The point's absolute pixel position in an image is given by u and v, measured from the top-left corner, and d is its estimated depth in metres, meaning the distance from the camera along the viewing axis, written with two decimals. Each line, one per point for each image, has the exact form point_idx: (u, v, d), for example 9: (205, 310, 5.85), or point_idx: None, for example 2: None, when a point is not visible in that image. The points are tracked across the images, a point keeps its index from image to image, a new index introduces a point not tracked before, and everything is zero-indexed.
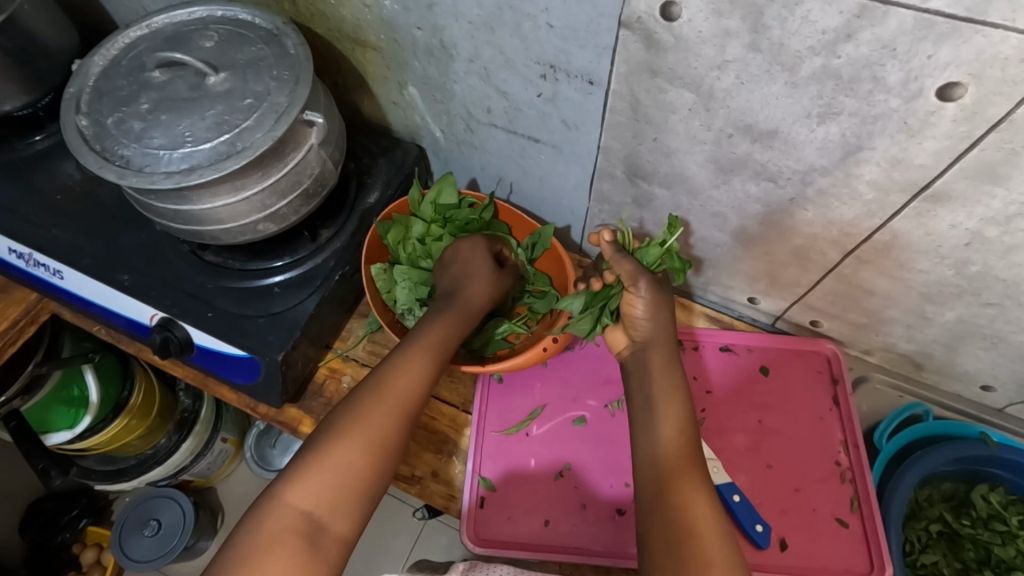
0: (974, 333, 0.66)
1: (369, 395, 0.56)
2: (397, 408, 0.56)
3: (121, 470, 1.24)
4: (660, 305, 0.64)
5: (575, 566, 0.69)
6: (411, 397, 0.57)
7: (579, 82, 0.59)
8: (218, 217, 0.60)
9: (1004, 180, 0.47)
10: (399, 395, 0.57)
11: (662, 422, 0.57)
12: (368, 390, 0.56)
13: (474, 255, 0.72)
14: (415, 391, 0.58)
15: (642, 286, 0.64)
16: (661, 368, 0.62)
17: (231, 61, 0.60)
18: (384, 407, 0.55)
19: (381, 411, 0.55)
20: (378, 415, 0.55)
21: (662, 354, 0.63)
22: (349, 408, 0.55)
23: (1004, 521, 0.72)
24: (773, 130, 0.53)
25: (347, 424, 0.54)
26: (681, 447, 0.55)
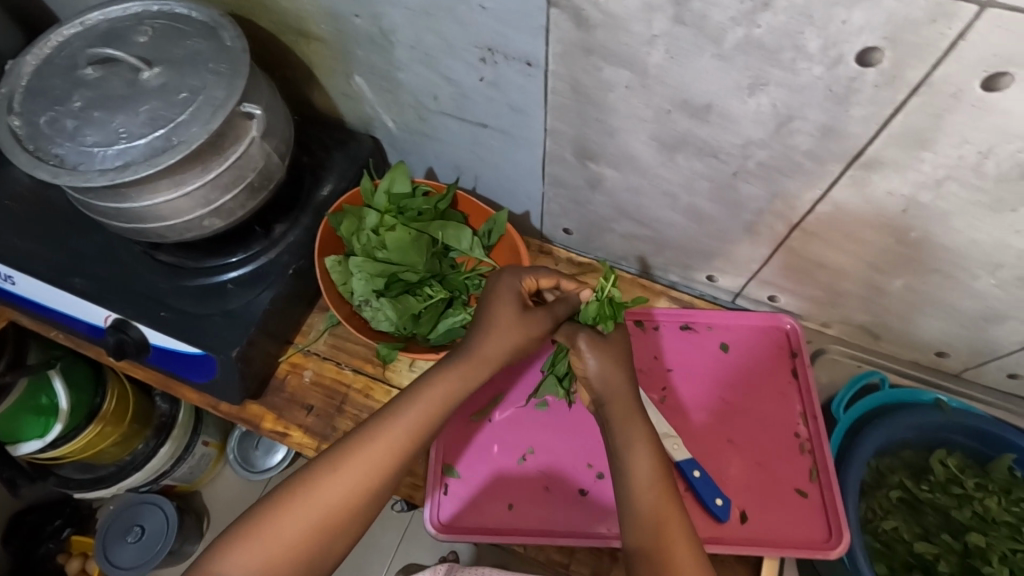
0: (924, 301, 0.66)
1: (340, 457, 0.53)
2: (362, 488, 0.53)
3: (99, 478, 1.20)
4: (610, 364, 0.60)
5: (539, 547, 0.69)
6: (375, 479, 0.54)
7: (518, 64, 0.59)
8: (160, 214, 0.60)
9: (931, 144, 0.47)
10: (374, 466, 0.54)
11: (632, 457, 0.57)
12: (342, 453, 0.54)
13: (501, 303, 0.61)
14: (381, 474, 0.54)
15: (581, 345, 0.61)
16: (624, 406, 0.59)
17: (167, 55, 0.60)
18: (353, 476, 0.53)
19: (345, 477, 0.53)
20: (341, 483, 0.52)
21: (619, 404, 0.59)
22: (323, 470, 0.53)
23: (961, 484, 0.73)
24: (708, 105, 0.53)
25: (300, 499, 0.52)
26: (658, 481, 0.56)
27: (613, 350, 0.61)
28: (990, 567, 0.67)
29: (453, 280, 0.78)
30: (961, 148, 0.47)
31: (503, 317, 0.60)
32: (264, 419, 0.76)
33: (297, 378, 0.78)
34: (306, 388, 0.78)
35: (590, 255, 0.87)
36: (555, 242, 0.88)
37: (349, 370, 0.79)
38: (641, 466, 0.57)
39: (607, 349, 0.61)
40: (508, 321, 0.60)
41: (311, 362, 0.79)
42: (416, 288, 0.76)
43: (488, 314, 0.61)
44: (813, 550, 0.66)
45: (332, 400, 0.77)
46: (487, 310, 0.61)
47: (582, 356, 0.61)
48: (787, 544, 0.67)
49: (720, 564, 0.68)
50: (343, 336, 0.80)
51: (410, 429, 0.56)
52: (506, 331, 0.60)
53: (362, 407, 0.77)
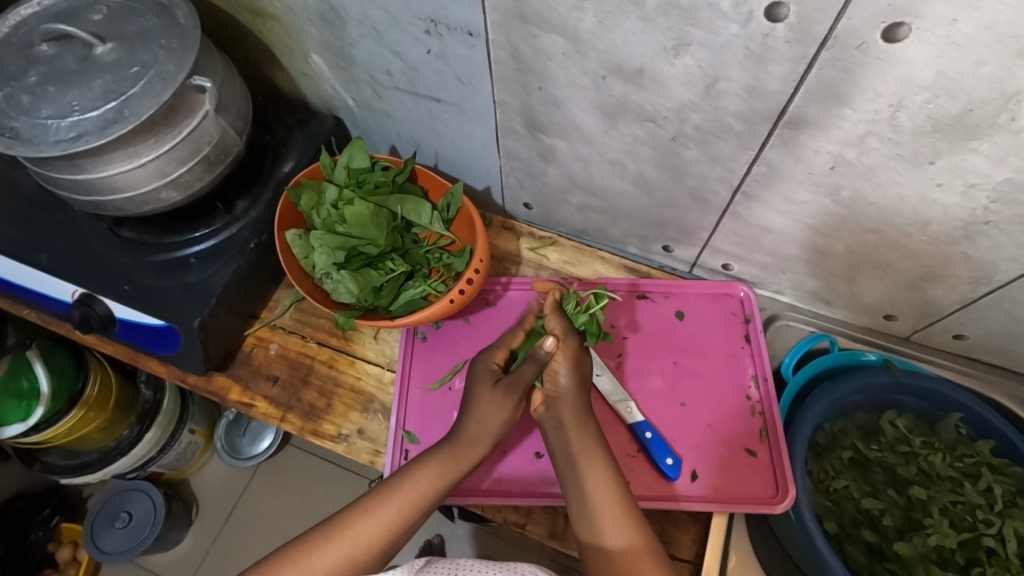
0: (865, 262, 0.68)
1: (337, 527, 0.57)
2: (353, 559, 0.56)
3: (83, 464, 1.15)
4: (579, 367, 0.64)
5: (496, 509, 0.71)
6: (367, 553, 0.56)
7: (461, 35, 0.60)
8: (117, 186, 0.62)
9: (846, 99, 0.50)
10: (369, 538, 0.57)
11: (590, 484, 0.58)
12: (341, 528, 0.57)
13: (484, 394, 0.64)
14: (373, 546, 0.57)
15: (569, 343, 0.65)
16: (577, 422, 0.62)
17: (120, 32, 0.61)
18: (345, 550, 0.56)
19: (334, 555, 0.56)
20: (333, 555, 0.55)
21: (573, 409, 0.62)
22: (319, 541, 0.56)
23: (908, 443, 0.75)
24: (639, 69, 0.55)
25: (295, 564, 0.55)
26: (618, 500, 0.57)
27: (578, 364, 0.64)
28: (931, 518, 0.69)
29: (415, 254, 0.77)
30: (874, 102, 0.49)
31: (487, 404, 0.63)
32: (230, 391, 0.78)
33: (263, 352, 0.80)
34: (271, 360, 0.80)
35: (551, 230, 0.89)
36: (517, 218, 0.90)
37: (313, 343, 0.81)
38: (601, 494, 0.57)
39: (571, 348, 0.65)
40: (492, 403, 0.63)
41: (277, 336, 0.81)
42: (377, 262, 0.75)
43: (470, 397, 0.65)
44: (759, 506, 0.68)
45: (297, 372, 0.79)
46: (470, 392, 0.65)
47: (558, 370, 0.64)
48: (734, 501, 0.69)
49: (670, 520, 0.70)
50: (308, 310, 0.82)
51: (405, 504, 0.59)
52: (492, 413, 0.63)
53: (326, 378, 0.79)
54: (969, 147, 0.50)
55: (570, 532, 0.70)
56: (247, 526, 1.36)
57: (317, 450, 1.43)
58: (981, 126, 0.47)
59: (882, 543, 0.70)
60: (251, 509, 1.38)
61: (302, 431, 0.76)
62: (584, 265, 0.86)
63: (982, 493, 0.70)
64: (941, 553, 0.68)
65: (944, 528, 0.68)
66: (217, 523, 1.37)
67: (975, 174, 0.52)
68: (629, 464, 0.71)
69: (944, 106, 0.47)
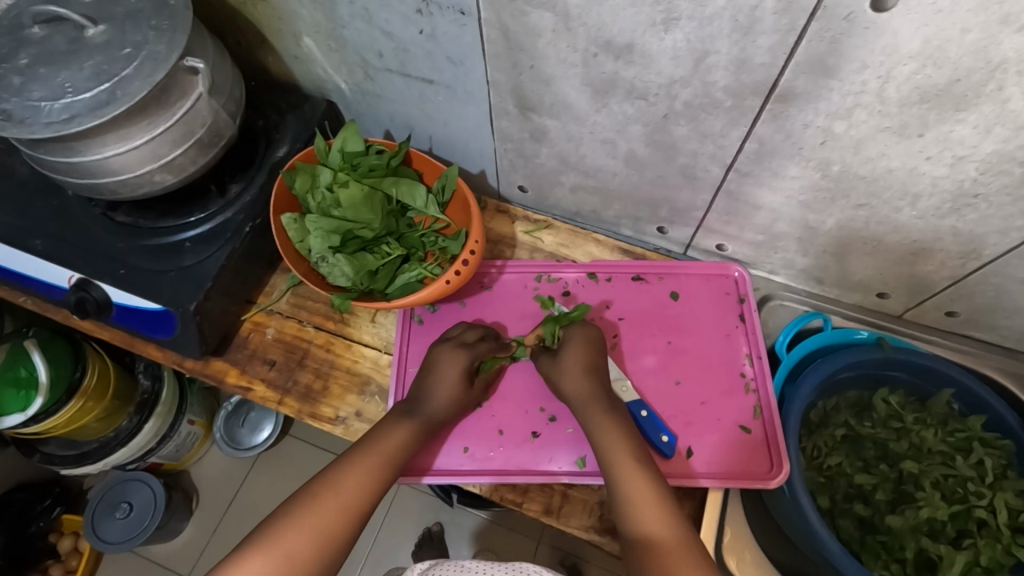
0: (856, 238, 0.68)
1: (322, 485, 0.59)
2: (342, 510, 0.58)
3: (83, 453, 1.15)
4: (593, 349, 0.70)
5: (494, 488, 0.72)
6: (356, 504, 0.59)
7: (451, 13, 0.60)
8: (110, 169, 0.62)
9: (834, 71, 0.50)
10: (348, 494, 0.60)
11: (614, 441, 0.62)
12: (317, 490, 0.59)
13: (449, 365, 0.71)
14: (360, 497, 0.60)
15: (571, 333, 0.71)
16: (599, 409, 0.65)
17: (110, 14, 0.61)
18: (333, 501, 0.58)
19: (328, 506, 0.58)
20: (324, 507, 0.58)
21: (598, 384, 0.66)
22: (298, 506, 0.58)
23: (901, 419, 0.75)
24: (629, 44, 0.55)
25: (289, 519, 0.56)
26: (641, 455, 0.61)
27: (592, 361, 0.68)
28: (923, 492, 0.70)
29: (410, 238, 0.77)
30: (862, 74, 0.49)
31: (449, 378, 0.70)
32: (227, 374, 0.78)
33: (260, 336, 0.80)
34: (268, 344, 0.80)
35: (546, 213, 0.89)
36: (511, 202, 0.90)
37: (310, 327, 0.81)
38: (624, 452, 0.61)
39: (576, 344, 0.69)
40: (452, 379, 0.70)
41: (274, 321, 0.81)
42: (372, 245, 0.76)
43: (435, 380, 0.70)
44: (753, 481, 0.69)
45: (293, 355, 0.80)
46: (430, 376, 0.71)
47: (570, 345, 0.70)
48: (729, 477, 0.70)
49: None
50: (305, 295, 0.83)
51: (382, 459, 0.63)
52: (448, 390, 0.70)
53: (322, 361, 0.79)
54: (957, 118, 0.50)
55: (566, 509, 0.71)
56: (248, 515, 1.37)
57: (316, 439, 1.44)
58: (968, 96, 0.48)
59: (874, 516, 0.71)
60: (251, 499, 1.39)
61: (299, 413, 0.76)
62: (578, 247, 0.86)
63: (972, 467, 0.70)
64: (932, 526, 0.68)
65: (936, 501, 0.68)
66: (216, 512, 1.38)
67: (963, 145, 0.52)
68: None
69: (931, 76, 0.47)
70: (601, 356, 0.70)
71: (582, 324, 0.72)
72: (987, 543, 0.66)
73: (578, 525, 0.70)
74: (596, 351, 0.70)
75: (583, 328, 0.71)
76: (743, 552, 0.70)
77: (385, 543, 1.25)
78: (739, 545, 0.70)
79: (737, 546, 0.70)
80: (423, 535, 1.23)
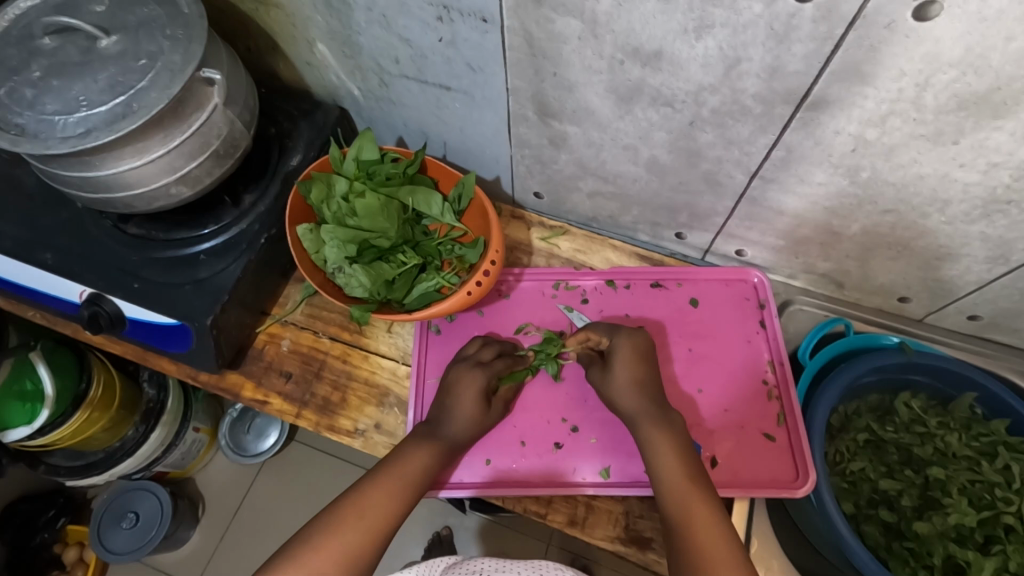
0: (881, 243, 0.68)
1: (348, 505, 0.59)
2: (369, 530, 0.58)
3: (90, 464, 1.13)
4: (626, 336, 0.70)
5: (517, 500, 0.71)
6: (383, 524, 0.59)
7: (473, 20, 0.59)
8: (126, 183, 0.60)
9: (870, 78, 0.49)
10: (373, 519, 0.59)
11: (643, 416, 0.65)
12: (341, 510, 0.59)
13: (469, 385, 0.69)
14: (386, 518, 0.60)
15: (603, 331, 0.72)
16: (656, 426, 0.64)
17: (124, 23, 0.60)
18: (360, 521, 0.58)
19: (356, 526, 0.58)
20: (351, 527, 0.58)
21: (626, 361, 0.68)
22: (321, 527, 0.58)
23: (924, 424, 0.75)
24: (658, 51, 0.54)
25: (317, 540, 0.56)
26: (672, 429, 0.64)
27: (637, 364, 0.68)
28: (950, 498, 0.69)
29: (426, 246, 0.76)
30: (899, 82, 0.49)
31: (468, 399, 0.69)
32: (243, 388, 0.77)
33: (276, 348, 0.79)
34: (284, 356, 0.79)
35: (561, 218, 0.88)
36: (526, 208, 0.89)
37: (325, 338, 0.80)
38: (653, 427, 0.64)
39: (624, 354, 0.68)
40: (471, 401, 0.69)
41: (289, 332, 0.80)
42: (389, 255, 0.74)
43: (452, 402, 0.69)
44: (780, 490, 0.68)
45: (310, 367, 0.78)
46: (453, 395, 0.70)
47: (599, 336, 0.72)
48: (755, 485, 0.69)
49: None
50: (319, 305, 0.81)
51: (405, 480, 0.63)
52: (468, 411, 0.69)
53: (339, 372, 0.78)
54: (994, 125, 0.49)
55: (591, 520, 0.70)
56: (256, 523, 1.36)
57: (324, 446, 1.43)
58: (1007, 104, 0.47)
59: (901, 522, 0.71)
60: (259, 507, 1.37)
61: (317, 426, 0.75)
62: (595, 253, 0.85)
63: (999, 471, 0.70)
64: (960, 532, 0.68)
65: (963, 507, 0.68)
66: (224, 521, 1.37)
67: (998, 152, 0.52)
68: None
69: (971, 84, 0.47)
70: (645, 356, 0.69)
71: (629, 332, 0.70)
72: (1016, 548, 0.66)
73: (604, 536, 0.69)
74: (646, 361, 0.68)
75: (629, 336, 0.69)
76: (767, 558, 0.72)
77: (396, 549, 1.25)
78: (764, 552, 0.72)
79: (762, 555, 0.71)
80: (433, 540, 1.22)
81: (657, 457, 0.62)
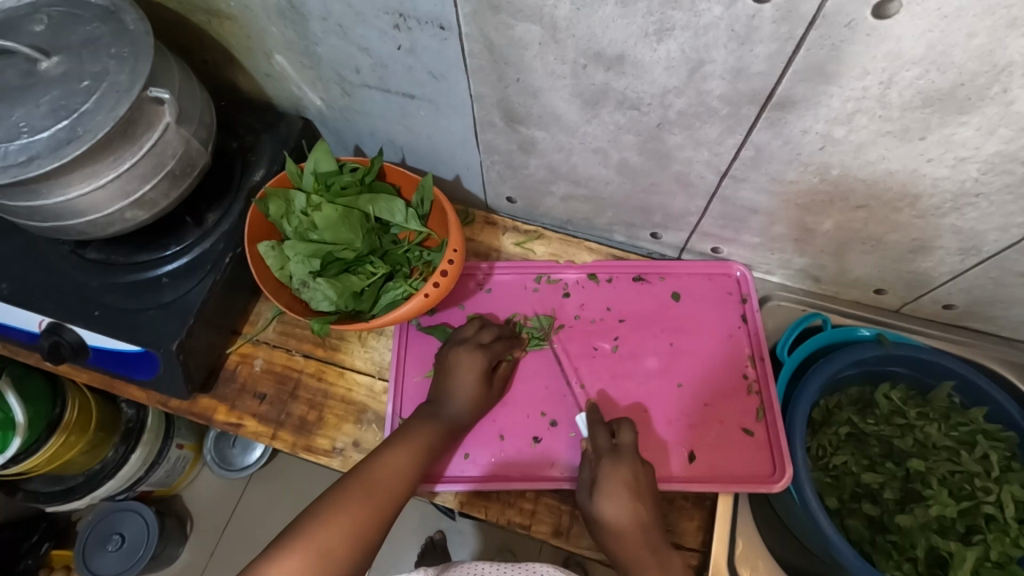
0: (854, 238, 0.67)
1: (360, 479, 0.59)
2: (382, 501, 0.59)
3: (70, 489, 1.10)
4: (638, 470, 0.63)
5: (500, 511, 0.70)
6: (395, 492, 0.60)
7: (431, 28, 0.57)
8: (78, 210, 0.58)
9: (835, 77, 0.49)
10: (383, 490, 0.59)
11: (603, 502, 0.61)
12: (351, 489, 0.58)
13: (467, 368, 0.69)
14: (398, 486, 0.60)
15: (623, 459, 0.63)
16: (633, 535, 0.60)
17: (65, 43, 0.57)
18: (373, 496, 0.58)
19: (371, 496, 0.58)
20: (366, 500, 0.58)
21: (622, 481, 0.62)
22: (333, 499, 0.57)
23: (903, 415, 0.75)
24: (620, 55, 0.53)
25: (329, 510, 0.56)
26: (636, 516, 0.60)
27: (633, 495, 0.61)
28: (930, 489, 0.69)
29: (394, 254, 0.74)
30: (864, 80, 0.48)
31: (469, 382, 0.68)
32: (216, 411, 0.75)
33: (248, 368, 0.77)
34: (257, 376, 0.77)
35: (536, 222, 0.87)
36: (499, 213, 0.88)
37: (300, 356, 0.78)
38: (617, 519, 0.60)
39: (615, 484, 0.61)
40: (472, 383, 0.68)
41: (262, 351, 0.78)
42: (356, 266, 0.72)
43: (451, 385, 0.68)
44: (757, 484, 0.68)
45: (284, 386, 0.77)
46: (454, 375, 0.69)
47: (599, 463, 0.63)
48: (732, 481, 0.68)
49: (673, 508, 0.69)
50: (291, 322, 0.80)
51: (416, 452, 0.63)
52: (469, 395, 0.68)
53: (315, 391, 0.76)
54: (959, 120, 0.49)
55: (575, 529, 0.69)
56: (245, 538, 1.33)
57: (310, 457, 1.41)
58: (972, 99, 0.47)
59: (884, 516, 0.71)
60: (248, 521, 1.35)
61: (294, 447, 0.74)
62: (572, 257, 0.84)
63: (978, 461, 0.70)
64: (942, 523, 0.68)
65: (944, 498, 0.68)
66: (212, 537, 1.34)
67: (966, 146, 0.51)
68: None
69: (935, 80, 0.46)
70: (643, 492, 0.62)
71: (620, 456, 0.63)
72: (996, 537, 0.66)
73: (590, 546, 0.68)
74: (638, 489, 0.62)
75: (620, 459, 0.63)
76: (756, 560, 0.69)
77: (389, 556, 1.23)
78: (752, 554, 0.70)
79: (749, 555, 0.69)
80: (426, 545, 1.20)
81: (616, 539, 0.60)
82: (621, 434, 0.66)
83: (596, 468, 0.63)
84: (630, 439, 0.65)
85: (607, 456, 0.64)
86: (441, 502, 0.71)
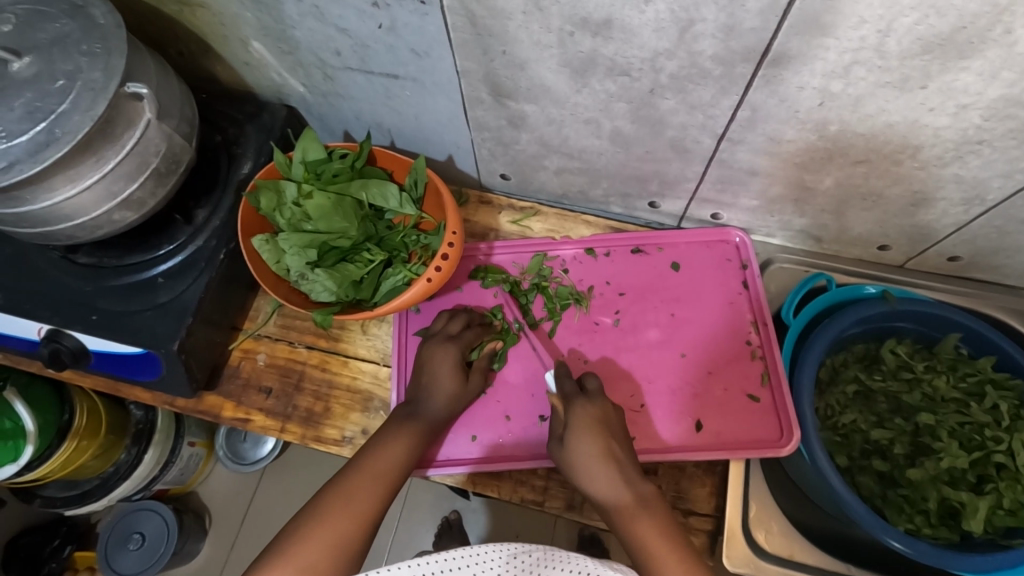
0: (855, 195, 0.66)
1: (343, 491, 0.58)
2: (366, 511, 0.58)
3: (86, 492, 1.10)
4: (601, 411, 0.64)
5: (513, 489, 0.70)
6: (379, 498, 0.59)
7: (410, 3, 0.55)
8: (64, 214, 0.57)
9: (830, 29, 0.47)
10: (367, 498, 0.58)
11: (574, 441, 0.62)
12: (330, 501, 0.57)
13: (440, 360, 0.68)
14: (381, 492, 0.60)
15: (594, 402, 0.64)
16: (601, 461, 0.61)
17: (34, 42, 0.55)
18: (357, 505, 0.58)
19: (353, 507, 0.57)
20: (349, 511, 0.57)
21: (589, 418, 0.63)
22: (315, 514, 0.56)
23: (911, 369, 0.75)
24: (607, 19, 0.51)
25: (311, 525, 0.55)
26: (601, 450, 0.61)
27: (603, 432, 0.62)
28: (940, 442, 0.69)
29: (391, 240, 0.73)
30: (859, 29, 0.47)
31: (442, 373, 0.68)
32: (223, 408, 0.75)
33: (251, 363, 0.77)
34: (261, 371, 0.77)
35: (530, 198, 0.86)
36: (494, 191, 0.86)
37: (302, 348, 0.78)
38: (584, 455, 0.61)
39: (586, 423, 0.62)
40: (447, 374, 0.68)
41: (263, 346, 0.78)
42: (353, 254, 0.71)
43: (426, 381, 0.68)
44: (765, 449, 0.68)
45: (289, 379, 0.76)
46: (427, 373, 0.69)
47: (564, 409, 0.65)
48: (740, 447, 0.68)
49: (685, 476, 0.69)
50: (291, 314, 0.79)
51: (397, 457, 0.63)
52: (445, 385, 0.68)
53: (320, 382, 0.76)
54: (960, 66, 0.48)
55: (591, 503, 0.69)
56: (262, 529, 1.35)
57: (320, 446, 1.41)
58: (973, 43, 0.46)
59: (894, 471, 0.70)
60: (264, 512, 1.36)
61: (303, 439, 0.74)
62: (568, 231, 0.83)
63: (987, 412, 0.70)
64: (953, 474, 0.69)
65: (955, 450, 0.68)
66: (231, 530, 1.36)
67: (967, 93, 0.50)
68: (633, 418, 0.71)
69: (933, 26, 0.45)
70: (613, 433, 0.63)
71: (589, 398, 0.65)
72: (1008, 485, 0.67)
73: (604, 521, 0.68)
74: (609, 426, 0.63)
75: (591, 400, 0.64)
76: (770, 523, 0.70)
77: (405, 537, 1.24)
78: (766, 517, 0.70)
79: (763, 520, 0.70)
80: (442, 524, 1.21)
81: (582, 465, 0.61)
82: (587, 382, 0.67)
83: (564, 414, 0.65)
84: (596, 384, 0.67)
85: (577, 400, 0.65)
86: (451, 484, 0.71)
